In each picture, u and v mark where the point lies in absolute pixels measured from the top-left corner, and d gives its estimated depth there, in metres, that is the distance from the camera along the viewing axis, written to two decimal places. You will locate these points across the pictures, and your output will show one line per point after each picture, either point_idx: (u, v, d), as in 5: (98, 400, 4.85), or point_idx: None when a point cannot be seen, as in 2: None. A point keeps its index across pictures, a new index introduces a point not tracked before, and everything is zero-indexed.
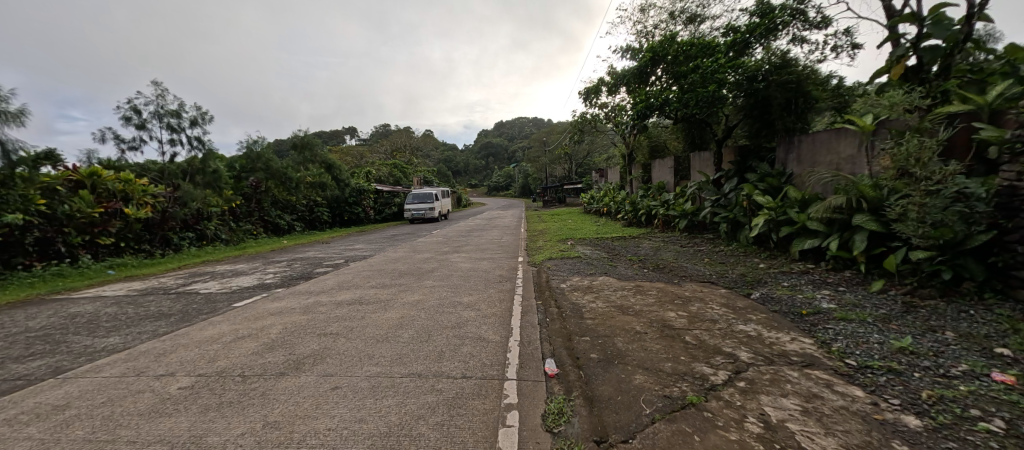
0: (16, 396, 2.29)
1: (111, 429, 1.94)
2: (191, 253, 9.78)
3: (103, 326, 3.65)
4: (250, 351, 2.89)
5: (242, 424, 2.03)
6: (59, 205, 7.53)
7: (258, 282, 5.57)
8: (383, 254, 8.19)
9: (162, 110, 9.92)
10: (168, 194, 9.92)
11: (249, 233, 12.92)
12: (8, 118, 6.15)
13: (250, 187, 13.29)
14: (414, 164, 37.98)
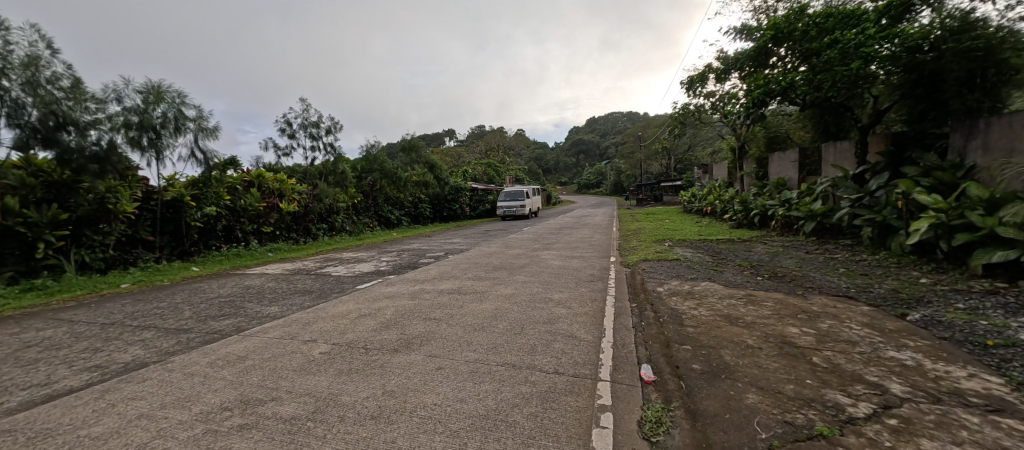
0: (215, 345, 3.01)
1: (274, 380, 2.42)
2: (325, 242, 11.67)
3: (267, 296, 4.57)
4: (371, 328, 3.31)
5: (367, 390, 2.36)
6: (239, 201, 9.45)
7: (375, 268, 6.38)
8: (478, 248, 8.71)
9: (307, 122, 11.94)
10: (310, 192, 11.82)
11: (367, 226, 14.85)
12: (208, 134, 8.02)
13: (368, 186, 15.15)
14: (505, 163, 39.51)
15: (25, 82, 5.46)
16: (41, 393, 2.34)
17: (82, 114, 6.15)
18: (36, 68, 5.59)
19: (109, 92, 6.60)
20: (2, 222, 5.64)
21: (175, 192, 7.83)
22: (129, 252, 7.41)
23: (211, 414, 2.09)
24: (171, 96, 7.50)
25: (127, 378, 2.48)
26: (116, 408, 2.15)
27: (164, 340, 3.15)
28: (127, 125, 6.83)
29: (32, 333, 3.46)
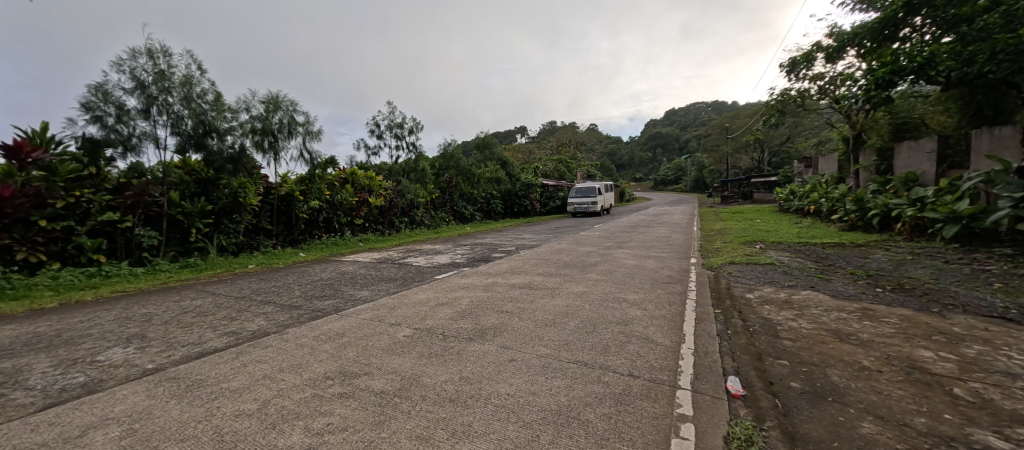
0: (318, 321, 3.44)
1: (365, 358, 2.69)
2: (407, 234, 12.61)
3: (359, 281, 5.11)
4: (448, 316, 3.51)
5: (445, 374, 2.51)
6: (338, 195, 10.68)
7: (451, 260, 6.76)
8: (548, 244, 8.76)
9: (392, 123, 13.01)
10: (394, 188, 12.87)
11: (444, 220, 15.70)
12: (313, 136, 9.15)
13: (446, 182, 16.07)
14: (577, 158, 38.92)
15: (184, 96, 6.88)
16: (196, 350, 2.91)
17: (221, 122, 7.47)
18: (190, 85, 6.92)
19: (240, 103, 7.86)
20: (167, 211, 7.08)
21: (287, 188, 9.12)
22: (254, 239, 8.74)
23: (317, 381, 2.42)
24: (286, 104, 8.65)
25: (254, 344, 2.97)
26: (247, 368, 2.59)
27: (281, 314, 3.70)
28: (253, 130, 8.09)
29: (189, 301, 4.32)
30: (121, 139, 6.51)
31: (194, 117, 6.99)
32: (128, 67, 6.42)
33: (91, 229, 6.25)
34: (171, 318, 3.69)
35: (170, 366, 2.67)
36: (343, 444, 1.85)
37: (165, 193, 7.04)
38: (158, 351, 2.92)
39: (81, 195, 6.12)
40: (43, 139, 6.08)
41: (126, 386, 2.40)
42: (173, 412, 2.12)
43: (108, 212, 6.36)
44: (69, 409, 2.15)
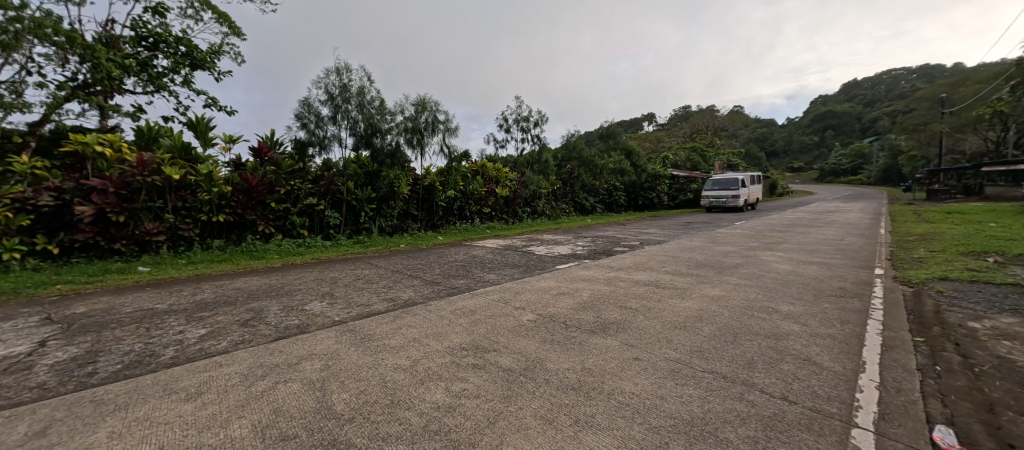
0: (456, 297, 3.89)
1: (495, 336, 2.92)
2: (529, 224, 13.17)
3: (488, 265, 5.58)
4: (570, 306, 3.56)
5: (568, 362, 2.55)
6: (470, 185, 11.80)
7: (571, 251, 6.83)
8: (676, 241, 8.12)
9: (519, 117, 13.71)
10: (518, 179, 13.56)
11: (564, 211, 15.94)
12: (451, 132, 10.25)
13: (567, 173, 16.33)
14: (716, 145, 34.65)
15: (359, 104, 8.50)
16: (367, 310, 3.61)
17: (383, 123, 8.98)
18: (363, 94, 8.53)
19: (398, 107, 9.26)
20: (346, 197, 8.84)
21: (429, 180, 10.44)
22: (405, 222, 10.22)
23: (455, 350, 2.74)
24: (431, 105, 9.77)
25: (406, 310, 3.53)
26: (401, 330, 3.09)
27: (425, 288, 4.31)
28: (406, 129, 9.47)
29: (360, 270, 5.38)
30: (318, 140, 8.35)
31: (365, 121, 8.63)
32: (324, 84, 8.26)
33: (299, 211, 8.24)
34: (349, 282, 4.66)
35: (349, 320, 3.37)
36: (476, 411, 2.06)
37: (344, 183, 8.80)
38: (342, 307, 3.73)
39: (293, 184, 8.11)
40: (272, 142, 8.20)
41: (322, 331, 3.13)
42: (352, 357, 2.69)
43: (310, 197, 8.30)
44: (290, 343, 2.94)
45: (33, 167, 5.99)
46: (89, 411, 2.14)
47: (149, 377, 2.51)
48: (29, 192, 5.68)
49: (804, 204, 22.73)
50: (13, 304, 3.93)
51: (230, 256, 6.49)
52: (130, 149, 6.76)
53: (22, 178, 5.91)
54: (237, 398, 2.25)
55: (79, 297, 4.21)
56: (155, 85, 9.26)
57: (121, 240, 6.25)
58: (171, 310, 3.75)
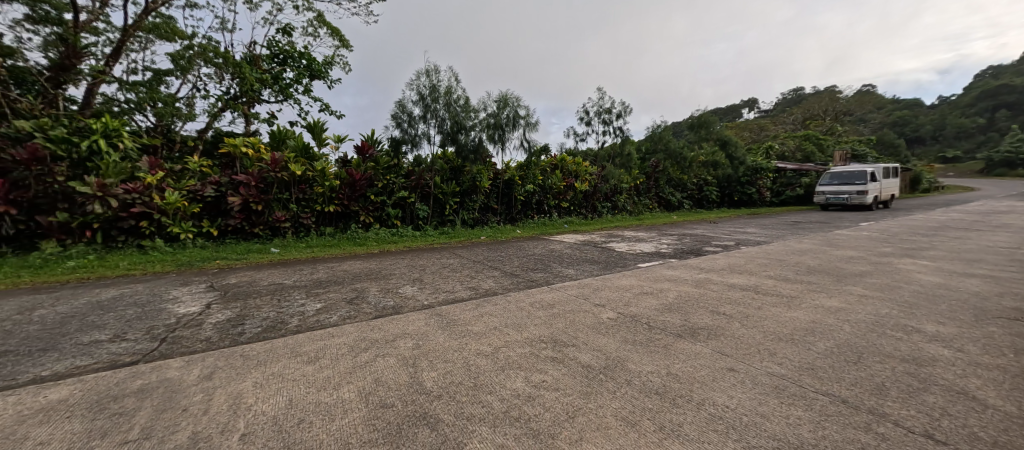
0: (535, 290, 3.98)
1: (573, 332, 2.90)
2: (608, 219, 12.79)
3: (566, 260, 5.59)
4: (654, 307, 3.40)
5: (652, 364, 2.42)
6: (549, 180, 11.90)
7: (655, 249, 6.50)
8: (781, 243, 7.21)
9: (601, 109, 13.42)
10: (598, 173, 13.23)
11: (647, 207, 15.14)
12: (531, 126, 10.42)
13: (652, 167, 15.57)
14: (838, 131, 29.67)
15: (446, 103, 9.18)
16: (451, 296, 3.88)
17: (468, 120, 9.54)
18: (449, 93, 9.17)
19: (481, 104, 9.70)
20: (434, 191, 9.54)
21: (510, 174, 10.76)
22: (485, 215, 10.64)
23: (534, 342, 2.79)
24: (512, 101, 10.00)
25: (487, 299, 3.71)
26: (483, 318, 3.25)
27: (505, 279, 4.47)
28: (488, 125, 9.87)
29: (445, 259, 5.78)
30: (410, 138, 9.16)
31: (452, 118, 9.31)
32: (416, 87, 9.09)
33: (393, 203, 9.09)
34: (436, 270, 5.03)
35: (436, 305, 3.65)
36: (554, 403, 2.07)
37: (432, 178, 9.46)
38: (430, 292, 4.05)
39: (389, 179, 8.97)
40: (372, 140, 9.14)
41: (412, 313, 3.43)
42: (440, 339, 2.90)
43: (403, 191, 9.13)
44: (386, 322, 3.27)
45: (201, 166, 7.53)
46: (240, 363, 2.66)
47: (281, 339, 3.02)
48: (199, 186, 7.17)
49: (963, 202, 18.33)
50: (189, 273, 5.04)
51: (339, 241, 7.45)
52: (266, 149, 8.09)
53: (194, 173, 7.44)
54: (346, 365, 2.58)
55: (231, 270, 5.23)
56: (284, 95, 10.88)
57: (260, 225, 7.59)
58: (296, 285, 4.45)
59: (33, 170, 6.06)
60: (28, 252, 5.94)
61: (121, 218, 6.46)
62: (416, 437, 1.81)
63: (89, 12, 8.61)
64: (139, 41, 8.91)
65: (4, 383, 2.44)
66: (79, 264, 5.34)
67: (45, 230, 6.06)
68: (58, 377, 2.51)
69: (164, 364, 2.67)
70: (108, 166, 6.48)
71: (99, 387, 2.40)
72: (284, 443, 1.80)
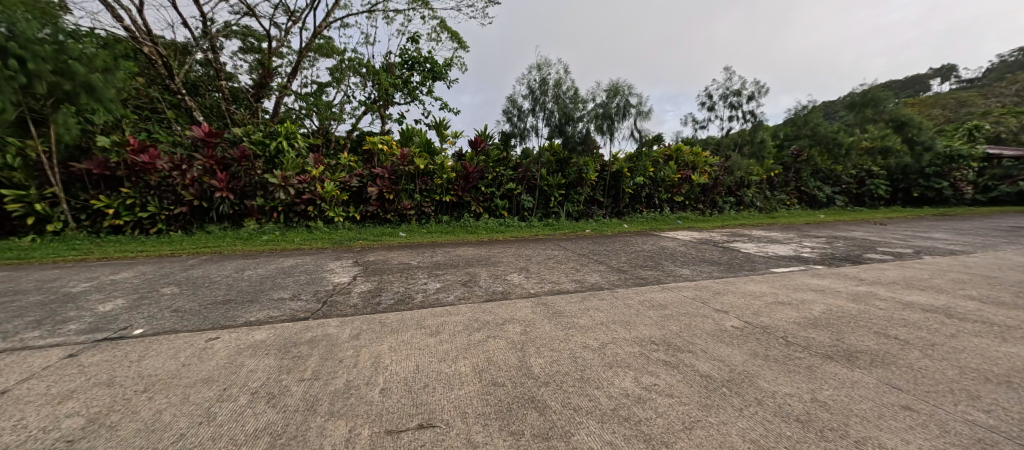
0: (644, 289, 3.89)
1: (689, 337, 2.71)
2: (730, 216, 11.44)
3: (680, 259, 5.24)
4: (791, 320, 2.97)
5: (789, 385, 2.08)
6: (661, 172, 11.18)
7: (794, 253, 5.65)
8: (991, 254, 5.52)
9: (729, 91, 11.97)
10: (721, 164, 12.00)
11: (782, 203, 13.20)
12: (642, 115, 9.89)
13: (791, 156, 13.55)
14: None
15: (555, 95, 9.34)
16: (557, 287, 4.01)
17: (576, 111, 9.56)
18: (559, 85, 9.30)
19: (591, 94, 9.60)
20: (540, 183, 9.79)
21: (617, 166, 10.44)
22: (590, 208, 10.50)
23: (644, 342, 2.67)
24: (624, 89, 9.62)
25: (592, 293, 3.76)
26: (589, 312, 3.28)
27: (611, 275, 4.45)
28: (597, 115, 9.72)
29: (551, 250, 5.93)
30: (519, 131, 9.71)
31: (560, 110, 9.44)
32: (527, 82, 9.44)
33: (501, 194, 9.62)
34: (542, 260, 5.21)
35: (542, 294, 3.82)
36: (669, 409, 1.93)
37: (538, 170, 9.72)
38: (536, 281, 4.24)
39: (499, 171, 9.53)
40: (484, 135, 9.79)
41: (520, 300, 3.64)
42: (547, 328, 3.00)
43: (511, 183, 9.61)
44: (497, 306, 3.52)
45: (350, 161, 8.99)
46: (378, 328, 3.14)
47: (407, 312, 3.48)
48: (347, 177, 8.62)
49: None
50: (340, 250, 6.14)
51: (454, 229, 8.19)
52: (397, 145, 9.32)
53: (344, 166, 8.91)
54: (462, 342, 2.84)
55: (370, 249, 6.22)
56: (411, 97, 12.28)
57: (391, 212, 8.79)
58: (420, 265, 5.07)
59: (243, 166, 8.04)
60: (239, 227, 7.94)
61: (296, 203, 8.18)
62: (524, 419, 1.89)
63: (277, 39, 10.89)
64: (309, 59, 10.97)
65: (229, 323, 3.35)
66: (269, 238, 6.95)
67: (249, 211, 8.02)
68: (258, 324, 3.32)
69: (323, 322, 3.31)
70: (288, 161, 8.25)
71: (285, 333, 3.11)
72: (413, 403, 2.07)
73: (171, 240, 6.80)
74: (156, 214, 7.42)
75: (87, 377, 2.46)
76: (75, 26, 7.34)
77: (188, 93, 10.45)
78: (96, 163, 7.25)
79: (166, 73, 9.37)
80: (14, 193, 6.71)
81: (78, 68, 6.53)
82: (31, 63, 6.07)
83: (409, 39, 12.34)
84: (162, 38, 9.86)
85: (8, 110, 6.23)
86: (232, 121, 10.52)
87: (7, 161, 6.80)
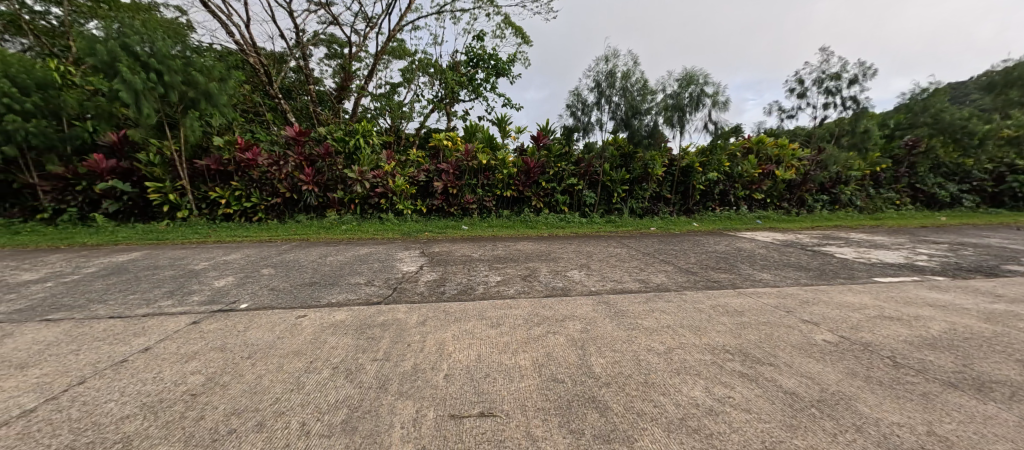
0: (717, 293, 3.63)
1: (771, 350, 2.47)
2: (822, 215, 10.17)
3: (759, 262, 4.81)
4: (902, 338, 2.57)
5: (898, 413, 1.76)
6: (737, 167, 10.28)
7: (906, 261, 4.87)
8: None
9: (825, 75, 10.63)
10: (812, 157, 10.85)
11: (890, 202, 11.40)
12: (718, 105, 9.17)
13: (904, 147, 11.72)
14: None
15: (622, 87, 9.07)
16: (620, 286, 3.91)
17: (644, 104, 9.22)
18: (627, 77, 8.97)
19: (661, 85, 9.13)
20: (602, 178, 9.55)
21: (688, 161, 9.82)
22: (656, 205, 10.02)
23: (717, 351, 2.50)
24: (698, 79, 9.07)
25: (657, 295, 3.61)
26: (654, 313, 3.16)
27: (679, 276, 4.22)
28: (667, 107, 9.27)
29: (613, 247, 5.78)
30: (583, 125, 9.59)
31: (627, 103, 9.11)
32: (593, 74, 9.27)
33: (562, 189, 9.56)
34: (603, 258, 5.09)
35: (603, 292, 3.75)
36: (745, 425, 1.74)
37: (601, 165, 9.50)
38: (598, 279, 4.16)
39: (560, 166, 9.48)
40: (546, 130, 9.77)
41: (581, 297, 3.61)
42: (609, 327, 2.94)
43: (572, 178, 9.49)
44: (557, 302, 3.53)
45: (418, 157, 9.52)
46: (443, 316, 3.31)
47: (470, 302, 3.62)
48: (415, 172, 9.14)
49: None
50: (407, 240, 6.55)
51: (515, 223, 8.31)
52: (461, 142, 9.68)
53: (412, 162, 9.45)
54: (522, 335, 2.88)
55: (435, 241, 6.55)
56: (476, 94, 12.62)
57: (455, 206, 9.15)
58: (482, 258, 5.22)
59: (326, 161, 8.90)
60: (322, 217, 8.81)
61: (370, 196, 8.86)
62: (585, 418, 1.86)
63: (356, 45, 11.85)
64: (383, 62, 11.79)
65: (314, 303, 3.75)
66: (346, 227, 7.63)
67: (331, 203, 8.86)
68: (339, 305, 3.68)
69: (393, 308, 3.57)
70: (364, 157, 8.98)
71: (361, 315, 3.41)
72: (475, 391, 2.15)
73: (267, 227, 7.76)
74: (256, 204, 8.52)
75: (207, 341, 2.92)
76: (198, 43, 8.65)
77: (283, 97, 11.83)
78: (213, 160, 8.50)
79: (267, 80, 10.67)
80: (154, 185, 8.11)
81: (200, 78, 7.69)
82: (166, 76, 7.39)
83: (475, 37, 12.69)
84: (264, 49, 11.24)
85: (151, 116, 7.59)
86: (317, 122, 11.69)
87: (150, 159, 8.24)
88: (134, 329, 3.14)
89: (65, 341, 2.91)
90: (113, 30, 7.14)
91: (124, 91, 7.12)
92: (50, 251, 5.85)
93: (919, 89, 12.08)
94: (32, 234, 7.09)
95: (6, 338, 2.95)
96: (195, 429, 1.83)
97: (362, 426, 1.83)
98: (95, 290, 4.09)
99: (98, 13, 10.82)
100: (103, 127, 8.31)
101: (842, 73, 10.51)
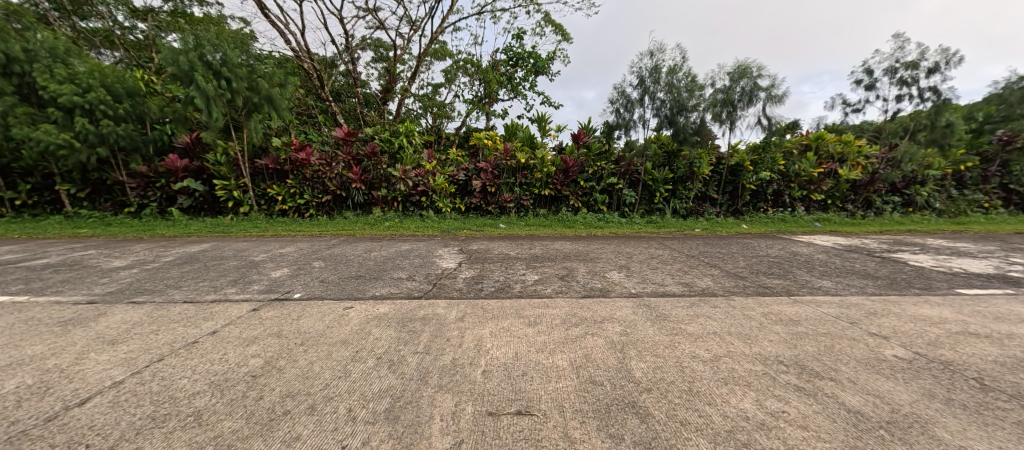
0: (769, 300, 3.42)
1: (832, 364, 2.29)
2: (891, 219, 9.28)
3: (817, 268, 4.47)
4: (990, 359, 2.29)
5: (983, 441, 1.58)
6: (792, 165, 9.58)
7: (997, 272, 4.33)
8: None
9: (898, 64, 9.66)
10: (882, 155, 9.94)
11: (977, 205, 10.17)
12: (774, 99, 8.59)
13: (994, 142, 10.36)
14: None
15: (667, 83, 8.77)
16: (661, 289, 3.79)
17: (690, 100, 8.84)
18: (673, 73, 8.66)
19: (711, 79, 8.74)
20: (643, 177, 9.29)
21: (737, 159, 9.29)
22: (701, 205, 9.63)
23: (769, 361, 2.36)
24: (753, 71, 8.55)
25: (702, 299, 3.46)
26: (698, 318, 3.04)
27: (727, 280, 4.01)
28: (716, 102, 8.85)
29: (654, 249, 5.59)
30: (624, 123, 9.38)
31: (672, 99, 8.79)
32: (637, 71, 9.04)
33: (601, 189, 9.42)
34: (644, 259, 4.95)
35: (643, 294, 3.66)
36: (802, 443, 1.63)
37: (643, 164, 9.23)
38: (638, 281, 4.06)
39: (599, 165, 9.33)
40: (586, 128, 9.62)
41: (620, 299, 3.55)
42: (649, 331, 2.87)
43: (612, 177, 9.33)
44: (594, 303, 3.49)
45: (458, 155, 9.71)
46: (481, 313, 3.37)
47: (507, 300, 3.66)
48: (455, 171, 9.38)
49: None
50: (446, 238, 6.72)
51: (552, 222, 8.30)
52: (500, 141, 9.77)
53: (452, 161, 9.68)
54: (559, 335, 2.87)
55: (473, 238, 6.69)
56: (514, 92, 12.67)
57: (493, 204, 9.30)
58: (519, 257, 5.26)
59: (372, 160, 9.29)
60: (368, 213, 9.25)
61: (412, 194, 9.20)
62: (624, 423, 1.83)
63: (401, 48, 12.29)
64: (426, 63, 12.12)
65: (361, 295, 3.95)
66: (390, 224, 7.96)
67: (376, 200, 9.28)
68: (383, 298, 3.85)
69: (433, 303, 3.68)
70: (407, 157, 9.34)
71: (403, 309, 3.55)
72: (512, 389, 2.18)
73: (318, 223, 8.26)
74: (309, 201, 9.10)
75: (265, 327, 3.16)
76: (259, 51, 9.34)
77: (333, 99, 12.51)
78: (271, 160, 9.14)
79: (319, 85, 11.34)
80: (222, 183, 8.89)
81: (262, 84, 8.32)
82: (234, 82, 8.07)
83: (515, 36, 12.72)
84: (316, 54, 11.92)
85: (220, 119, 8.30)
86: (364, 122, 12.27)
87: (217, 158, 9.00)
88: (203, 313, 3.48)
89: (147, 322, 3.27)
90: (189, 41, 7.86)
91: (199, 97, 7.84)
92: (135, 241, 6.57)
93: (1016, 77, 10.55)
94: (121, 226, 8.02)
95: (101, 318, 3.35)
96: (256, 408, 1.99)
97: (404, 416, 1.91)
98: (171, 277, 4.55)
99: (176, 26, 11.97)
100: (179, 129, 9.21)
101: (919, 61, 9.50)
